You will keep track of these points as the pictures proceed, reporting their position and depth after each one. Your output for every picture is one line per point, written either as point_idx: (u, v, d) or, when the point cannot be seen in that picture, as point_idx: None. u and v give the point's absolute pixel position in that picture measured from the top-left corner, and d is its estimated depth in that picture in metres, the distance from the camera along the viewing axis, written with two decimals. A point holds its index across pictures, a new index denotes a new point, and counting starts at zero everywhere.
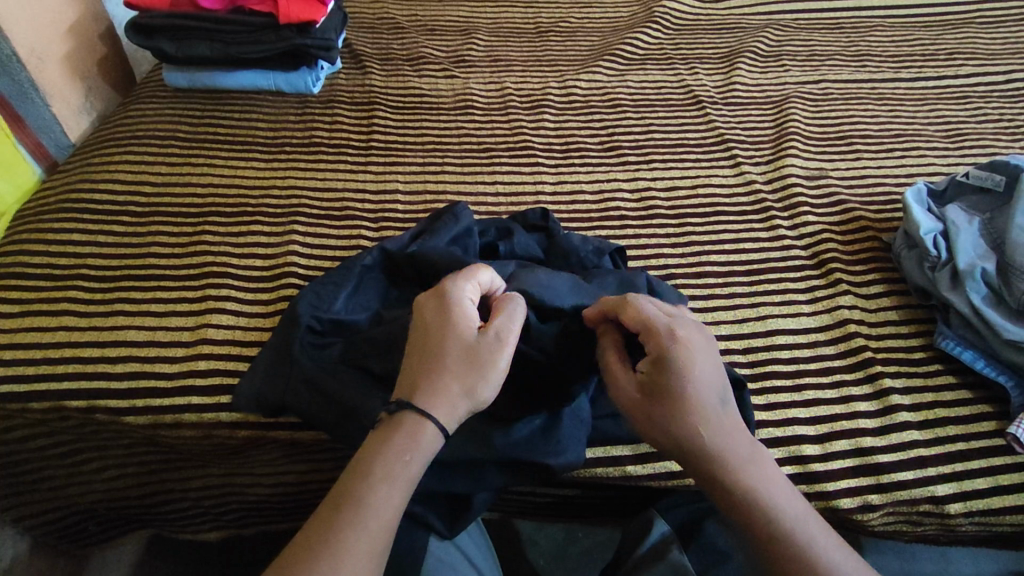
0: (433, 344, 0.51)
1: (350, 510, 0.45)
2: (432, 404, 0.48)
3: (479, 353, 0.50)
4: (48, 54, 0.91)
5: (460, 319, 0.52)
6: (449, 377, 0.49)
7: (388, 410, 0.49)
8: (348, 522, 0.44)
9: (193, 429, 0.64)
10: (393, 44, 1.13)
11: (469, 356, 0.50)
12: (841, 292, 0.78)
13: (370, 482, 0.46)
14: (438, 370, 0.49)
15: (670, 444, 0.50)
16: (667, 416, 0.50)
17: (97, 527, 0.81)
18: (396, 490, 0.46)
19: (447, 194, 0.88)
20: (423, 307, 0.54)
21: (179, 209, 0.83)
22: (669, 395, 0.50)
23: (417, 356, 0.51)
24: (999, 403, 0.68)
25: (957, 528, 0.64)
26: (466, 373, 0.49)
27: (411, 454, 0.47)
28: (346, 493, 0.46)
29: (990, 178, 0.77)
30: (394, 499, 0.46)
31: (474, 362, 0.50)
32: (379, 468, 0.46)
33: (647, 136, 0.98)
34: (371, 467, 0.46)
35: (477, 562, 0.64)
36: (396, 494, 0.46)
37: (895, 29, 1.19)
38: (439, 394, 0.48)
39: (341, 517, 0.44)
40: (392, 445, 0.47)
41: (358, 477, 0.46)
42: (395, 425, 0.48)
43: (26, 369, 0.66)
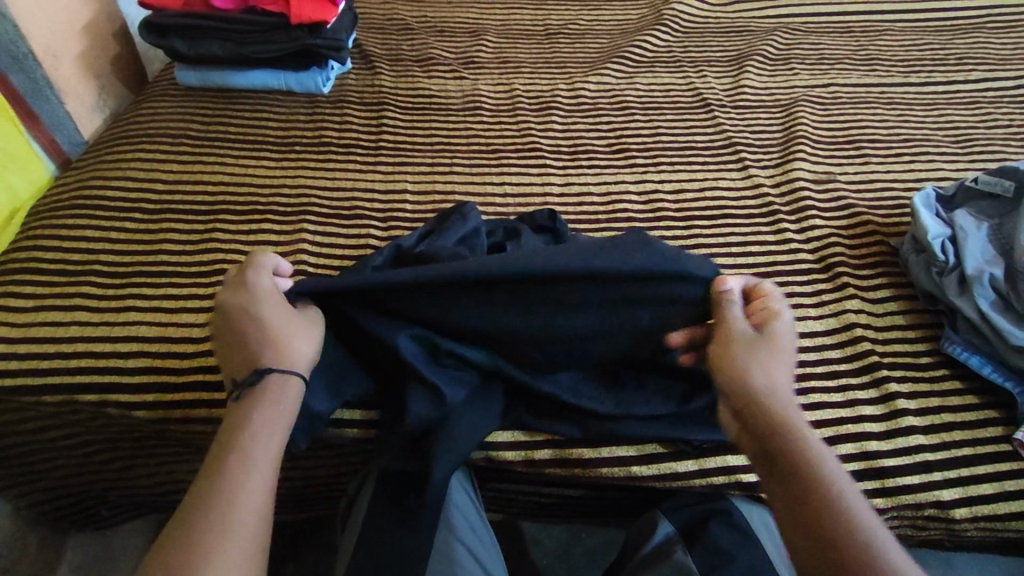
0: (253, 316, 0.56)
1: (237, 462, 0.49)
2: (291, 366, 0.55)
3: (307, 321, 0.58)
4: (62, 52, 0.92)
5: (274, 296, 0.58)
6: (292, 341, 0.56)
7: (247, 381, 0.53)
8: (238, 468, 0.48)
9: (203, 424, 0.65)
10: (403, 45, 1.14)
11: (300, 323, 0.57)
12: (848, 296, 0.78)
13: (250, 433, 0.51)
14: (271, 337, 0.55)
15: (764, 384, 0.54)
16: (768, 360, 0.55)
17: (109, 514, 0.83)
18: (275, 436, 0.52)
19: (456, 194, 0.89)
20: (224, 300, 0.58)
21: (190, 207, 0.84)
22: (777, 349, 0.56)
23: (241, 332, 0.56)
24: (1007, 409, 0.68)
25: (962, 533, 0.64)
26: (302, 337, 0.57)
27: (283, 404, 0.53)
28: (226, 449, 0.50)
29: (1001, 184, 0.77)
30: (274, 442, 0.51)
31: (307, 328, 0.57)
32: (256, 419, 0.51)
33: (655, 139, 0.98)
34: (248, 421, 0.51)
35: (482, 560, 0.61)
36: (276, 438, 0.52)
37: (905, 34, 1.19)
38: (287, 356, 0.55)
39: (229, 469, 0.48)
40: (263, 401, 0.52)
41: (237, 434, 0.51)
42: (254, 390, 0.53)
43: (40, 363, 0.67)
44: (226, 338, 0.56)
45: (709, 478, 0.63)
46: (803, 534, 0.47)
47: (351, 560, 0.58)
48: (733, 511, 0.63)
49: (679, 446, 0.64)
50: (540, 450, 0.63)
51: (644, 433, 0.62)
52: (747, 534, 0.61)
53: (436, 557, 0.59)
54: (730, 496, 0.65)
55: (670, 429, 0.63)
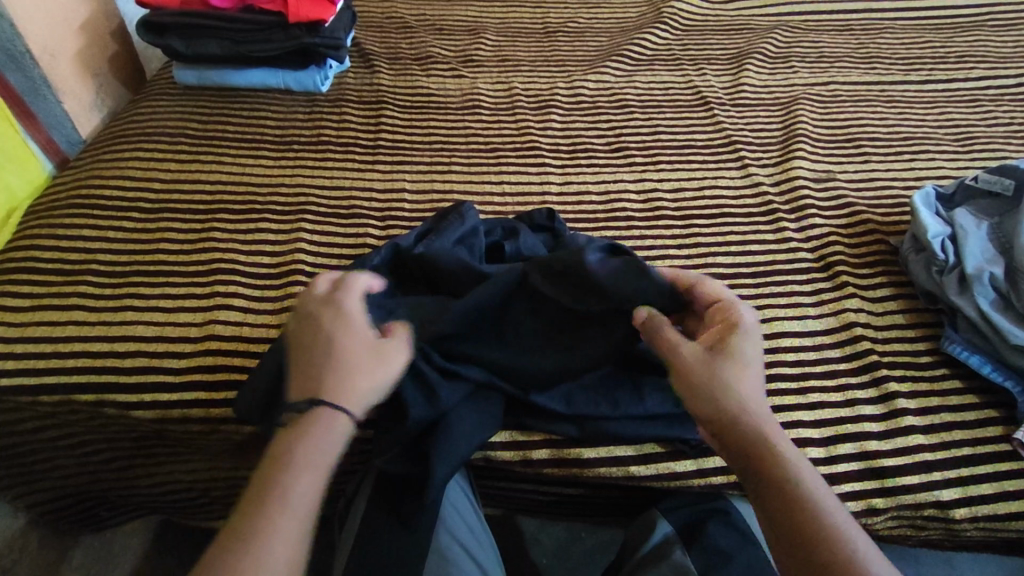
0: (329, 340, 0.54)
1: (272, 503, 0.46)
2: (345, 400, 0.51)
3: (384, 350, 0.55)
4: (60, 51, 0.92)
5: (357, 319, 0.56)
6: (359, 372, 0.53)
7: (299, 408, 0.51)
8: (272, 512, 0.46)
9: (200, 424, 0.65)
10: (401, 44, 1.13)
11: (375, 353, 0.54)
12: (848, 295, 0.78)
13: (290, 476, 0.48)
14: (341, 366, 0.53)
15: (732, 408, 0.52)
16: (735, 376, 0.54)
17: (107, 513, 0.82)
18: (315, 480, 0.48)
19: (454, 193, 0.89)
20: (308, 311, 0.57)
21: (188, 206, 0.84)
22: (740, 365, 0.54)
23: (314, 353, 0.54)
24: (1007, 408, 0.68)
25: (962, 533, 0.64)
26: (375, 369, 0.53)
27: (330, 445, 0.50)
28: (261, 487, 0.47)
29: (999, 182, 0.77)
30: (315, 487, 0.48)
31: (380, 358, 0.54)
32: (294, 457, 0.49)
33: (654, 137, 0.98)
34: (287, 459, 0.49)
35: (481, 562, 0.62)
36: (316, 477, 0.48)
37: (905, 31, 1.19)
38: (350, 388, 0.52)
39: (263, 511, 0.46)
40: (308, 436, 0.49)
41: (277, 475, 0.48)
42: (302, 420, 0.51)
43: (38, 362, 0.67)
44: (298, 354, 0.55)
45: (708, 478, 0.63)
46: (787, 561, 0.47)
47: (345, 560, 0.57)
48: (730, 512, 0.63)
49: (678, 445, 0.64)
50: (538, 450, 0.63)
51: (641, 433, 0.62)
52: (744, 534, 0.61)
53: (433, 559, 0.59)
54: (727, 496, 0.65)
55: (667, 429, 0.63)
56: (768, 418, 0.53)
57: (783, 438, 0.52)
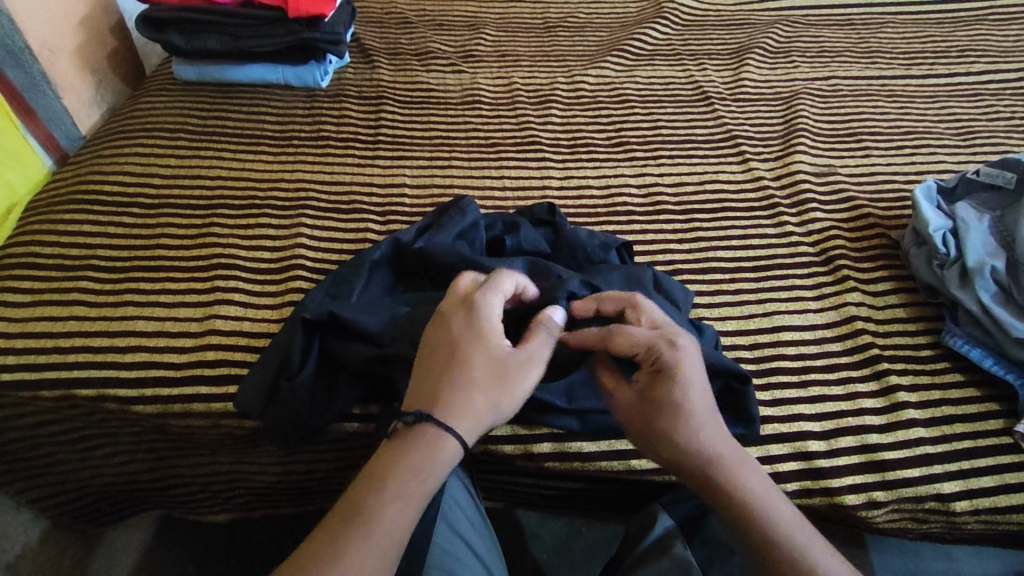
0: (457, 353, 0.51)
1: (360, 533, 0.44)
2: (458, 421, 0.48)
3: (512, 369, 0.51)
4: (59, 47, 0.92)
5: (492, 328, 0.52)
6: (480, 391, 0.49)
7: (407, 420, 0.48)
8: (356, 543, 0.44)
9: (201, 418, 0.65)
10: (401, 39, 1.13)
11: (501, 371, 0.50)
12: (849, 289, 0.78)
13: (384, 500, 0.46)
14: (465, 382, 0.49)
15: (672, 459, 0.51)
16: (669, 431, 0.51)
17: (109, 508, 0.83)
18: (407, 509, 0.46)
19: (454, 188, 0.88)
20: (445, 317, 0.53)
21: (189, 202, 0.84)
22: (673, 409, 0.51)
23: (442, 364, 0.50)
24: (1008, 401, 0.68)
25: (962, 525, 0.64)
26: (501, 390, 0.50)
27: (431, 473, 0.47)
28: (349, 511, 0.45)
29: (1001, 176, 0.76)
30: (406, 517, 0.46)
31: (505, 377, 0.50)
32: (388, 485, 0.46)
33: (655, 132, 0.98)
34: (382, 486, 0.46)
35: (483, 557, 0.61)
36: (407, 512, 0.46)
37: (906, 26, 1.18)
38: (464, 409, 0.48)
39: (347, 540, 0.44)
40: (408, 461, 0.47)
41: (371, 495, 0.46)
42: (404, 439, 0.48)
43: (39, 357, 0.67)
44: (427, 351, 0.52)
45: None
46: None
47: None
48: None
49: None
50: (539, 444, 0.63)
51: None
52: None
53: (436, 552, 0.58)
54: None
55: None
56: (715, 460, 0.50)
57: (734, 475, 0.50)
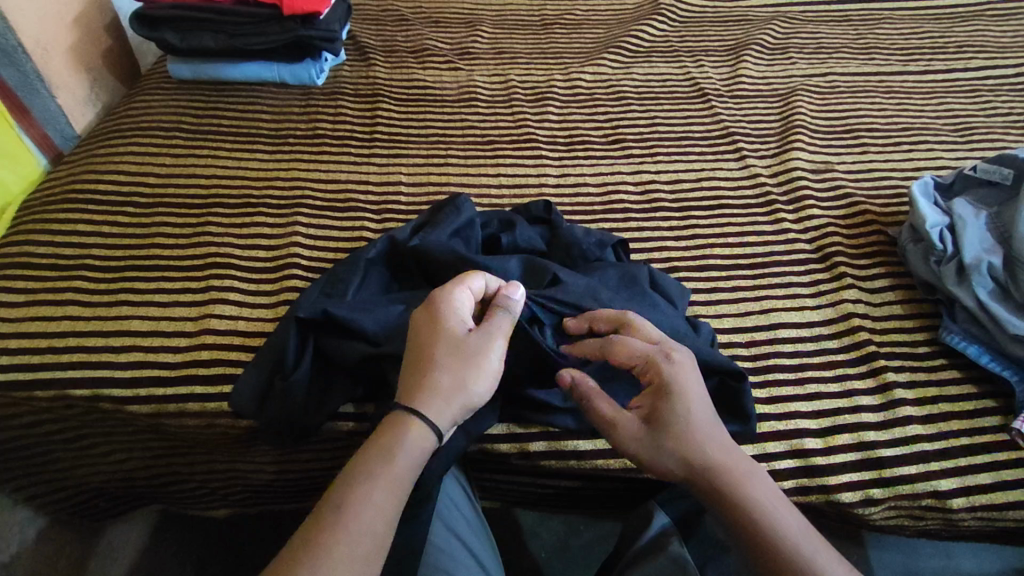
0: (420, 342, 0.52)
1: (336, 512, 0.45)
2: (425, 406, 0.49)
3: (468, 348, 0.52)
4: (52, 45, 0.91)
5: (449, 313, 0.53)
6: (438, 372, 0.50)
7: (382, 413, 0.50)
8: (327, 532, 0.44)
9: (196, 418, 0.64)
10: (397, 37, 1.13)
11: (456, 352, 0.51)
12: (846, 285, 0.78)
13: (359, 483, 0.46)
14: (427, 369, 0.51)
15: (676, 473, 0.51)
16: (672, 442, 0.51)
17: (105, 507, 0.83)
18: (384, 491, 0.46)
19: (450, 186, 0.88)
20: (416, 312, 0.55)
21: (184, 200, 0.84)
22: (675, 421, 0.51)
23: (410, 356, 0.52)
24: (1004, 398, 0.68)
25: (960, 522, 0.64)
26: (462, 372, 0.51)
27: (405, 456, 0.47)
28: (322, 504, 0.46)
29: (998, 172, 0.76)
30: (383, 499, 0.46)
31: (461, 357, 0.51)
32: (358, 475, 0.46)
33: (651, 129, 0.98)
34: (352, 476, 0.47)
35: (480, 557, 0.61)
36: (378, 499, 0.46)
37: (904, 22, 1.18)
38: (423, 391, 0.50)
39: (319, 530, 0.44)
40: (382, 446, 0.48)
41: (349, 478, 0.47)
42: (376, 431, 0.49)
43: (32, 357, 0.66)
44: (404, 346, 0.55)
45: None
46: None
47: None
48: None
49: None
50: (535, 443, 0.63)
51: None
52: None
53: (431, 551, 0.58)
54: None
55: None
56: (719, 470, 0.50)
57: (739, 483, 0.50)
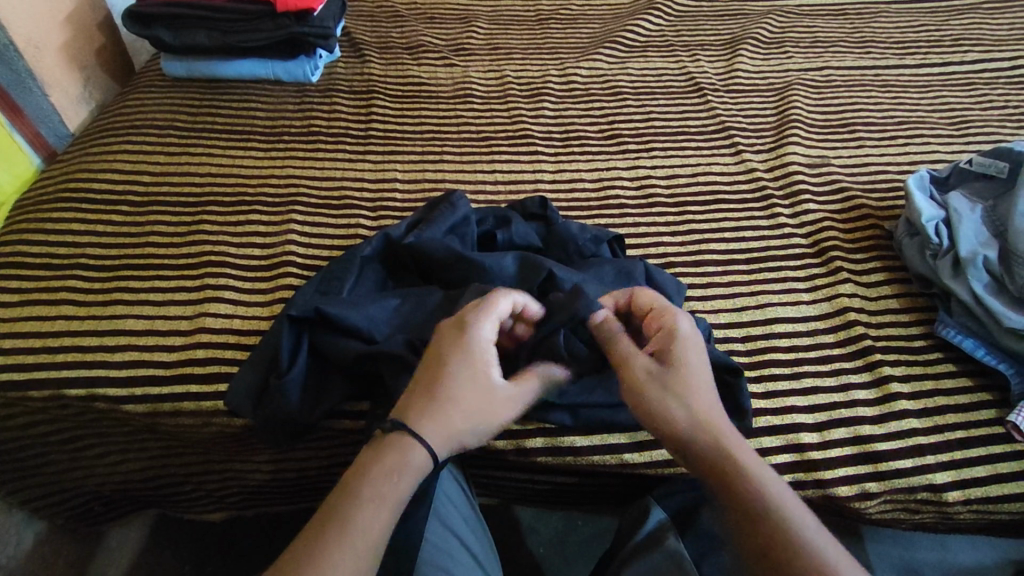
0: (446, 371, 0.51)
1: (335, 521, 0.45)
2: (435, 441, 0.49)
3: (490, 395, 0.52)
4: (45, 43, 0.91)
5: (481, 352, 0.53)
6: (462, 409, 0.50)
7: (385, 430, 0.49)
8: (334, 547, 0.43)
9: (192, 417, 0.64)
10: (392, 33, 1.12)
11: (481, 395, 0.51)
12: (842, 280, 0.78)
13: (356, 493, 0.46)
14: (446, 403, 0.50)
15: (684, 418, 0.50)
16: (682, 384, 0.52)
17: (102, 508, 0.82)
18: (381, 499, 0.46)
19: (446, 182, 0.88)
20: (443, 332, 0.54)
21: (179, 199, 0.83)
22: (688, 371, 0.53)
23: (430, 380, 0.51)
24: (1000, 391, 0.68)
25: (955, 515, 0.64)
26: (479, 417, 0.51)
27: (399, 466, 0.48)
28: (324, 518, 0.45)
29: (994, 165, 0.76)
30: (378, 508, 0.46)
31: (489, 402, 0.52)
32: (363, 488, 0.46)
33: (647, 124, 0.97)
34: (349, 486, 0.47)
35: (478, 556, 0.62)
36: (382, 513, 0.46)
37: (900, 15, 1.18)
38: (440, 423, 0.49)
39: (325, 546, 0.43)
40: (379, 459, 0.48)
41: (347, 488, 0.47)
42: (378, 446, 0.49)
43: (27, 357, 0.66)
44: (420, 363, 0.53)
45: None
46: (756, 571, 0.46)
47: None
48: None
49: None
50: (532, 439, 0.63)
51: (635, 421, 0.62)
52: None
53: (427, 547, 0.58)
54: None
55: None
56: (728, 426, 0.51)
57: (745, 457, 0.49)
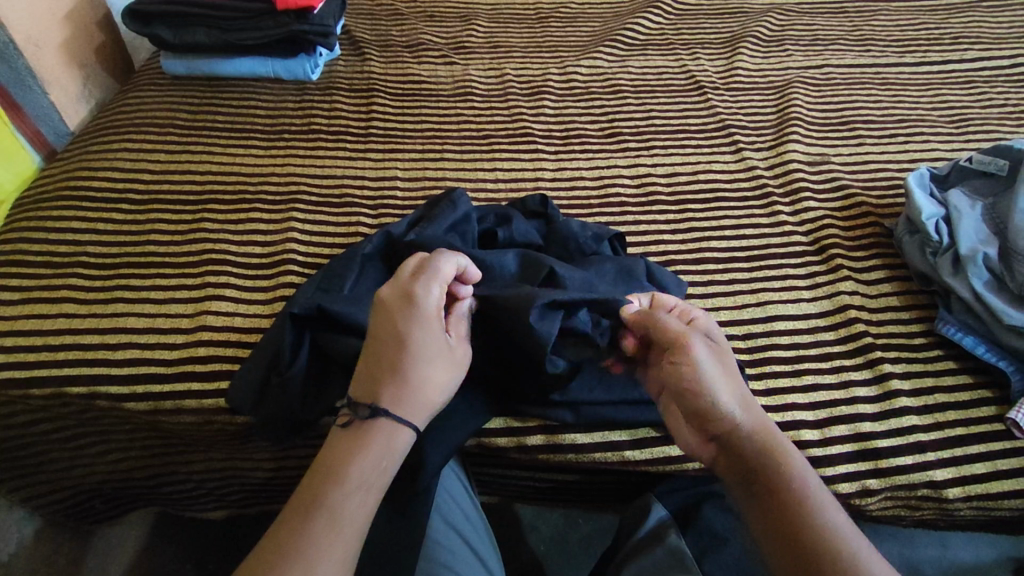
0: (405, 347, 0.51)
1: (325, 503, 0.45)
2: (413, 417, 0.50)
3: (449, 355, 0.52)
4: (45, 41, 0.91)
5: (432, 317, 0.52)
6: (433, 381, 0.51)
7: (363, 415, 0.49)
8: (321, 532, 0.44)
9: (193, 415, 0.64)
10: (392, 31, 1.12)
11: (443, 359, 0.52)
12: (842, 277, 0.78)
13: (344, 474, 0.47)
14: (416, 377, 0.50)
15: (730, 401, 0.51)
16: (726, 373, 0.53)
17: (103, 506, 0.82)
18: (369, 483, 0.47)
19: (447, 180, 0.88)
20: (384, 305, 0.52)
21: (179, 196, 0.83)
22: (728, 364, 0.54)
23: (389, 357, 0.50)
24: (1000, 388, 0.68)
25: (955, 512, 0.64)
26: (447, 380, 0.52)
27: (385, 449, 0.48)
28: (310, 502, 0.45)
29: (994, 163, 0.76)
30: (367, 491, 0.47)
31: (451, 365, 0.52)
32: (352, 474, 0.47)
33: (647, 122, 0.98)
34: (335, 467, 0.47)
35: (480, 552, 0.62)
36: (369, 501, 0.46)
37: (899, 14, 1.18)
38: (416, 399, 0.50)
39: (311, 531, 0.44)
40: (368, 441, 0.48)
41: (336, 467, 0.47)
42: (364, 429, 0.49)
43: (28, 355, 0.66)
44: (373, 339, 0.52)
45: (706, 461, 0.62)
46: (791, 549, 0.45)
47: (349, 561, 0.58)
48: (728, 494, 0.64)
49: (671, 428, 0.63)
50: (533, 436, 0.63)
51: (635, 418, 0.62)
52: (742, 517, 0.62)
53: (431, 544, 0.59)
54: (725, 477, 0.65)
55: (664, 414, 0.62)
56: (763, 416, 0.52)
57: (782, 447, 0.50)
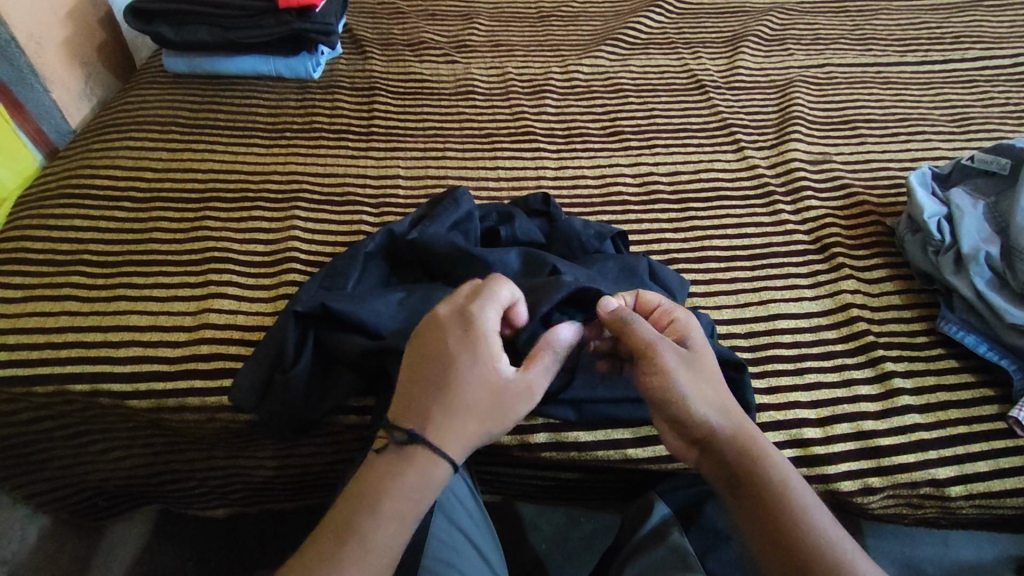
0: (451, 372, 0.49)
1: (357, 530, 0.45)
2: (450, 446, 0.48)
3: (510, 388, 0.50)
4: (47, 39, 0.91)
5: (488, 344, 0.51)
6: (477, 413, 0.49)
7: (401, 439, 0.48)
8: (349, 558, 0.44)
9: (195, 413, 0.64)
10: (393, 29, 1.12)
11: (499, 391, 0.50)
12: (844, 276, 0.78)
13: (377, 502, 0.46)
14: (461, 405, 0.48)
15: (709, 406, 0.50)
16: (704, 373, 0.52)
17: (105, 504, 0.82)
18: (401, 512, 0.46)
19: (448, 179, 0.88)
20: (433, 327, 0.51)
21: (181, 195, 0.83)
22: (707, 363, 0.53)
23: (435, 382, 0.49)
24: (1002, 387, 0.68)
25: (956, 510, 0.64)
26: (503, 414, 0.50)
27: (420, 478, 0.47)
28: (341, 526, 0.46)
29: (996, 162, 0.76)
30: (400, 519, 0.46)
31: (506, 398, 0.50)
32: (386, 503, 0.46)
33: (649, 121, 0.98)
34: (368, 493, 0.47)
35: (483, 550, 0.62)
36: (400, 529, 0.46)
37: (901, 13, 1.18)
38: (456, 429, 0.48)
39: (342, 558, 0.44)
40: (405, 470, 0.47)
41: (370, 493, 0.47)
42: (400, 455, 0.48)
43: (31, 353, 0.66)
44: (423, 361, 0.50)
45: None
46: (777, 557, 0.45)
47: None
48: None
49: None
50: (536, 434, 0.63)
51: (638, 416, 0.62)
52: None
53: (434, 543, 0.58)
54: None
55: None
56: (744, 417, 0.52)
57: (764, 453, 0.49)
